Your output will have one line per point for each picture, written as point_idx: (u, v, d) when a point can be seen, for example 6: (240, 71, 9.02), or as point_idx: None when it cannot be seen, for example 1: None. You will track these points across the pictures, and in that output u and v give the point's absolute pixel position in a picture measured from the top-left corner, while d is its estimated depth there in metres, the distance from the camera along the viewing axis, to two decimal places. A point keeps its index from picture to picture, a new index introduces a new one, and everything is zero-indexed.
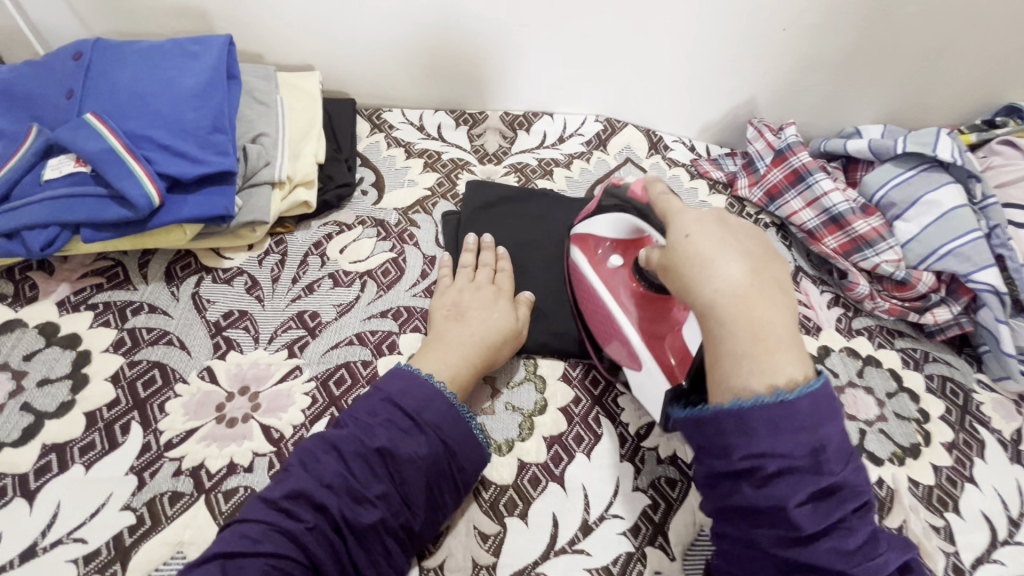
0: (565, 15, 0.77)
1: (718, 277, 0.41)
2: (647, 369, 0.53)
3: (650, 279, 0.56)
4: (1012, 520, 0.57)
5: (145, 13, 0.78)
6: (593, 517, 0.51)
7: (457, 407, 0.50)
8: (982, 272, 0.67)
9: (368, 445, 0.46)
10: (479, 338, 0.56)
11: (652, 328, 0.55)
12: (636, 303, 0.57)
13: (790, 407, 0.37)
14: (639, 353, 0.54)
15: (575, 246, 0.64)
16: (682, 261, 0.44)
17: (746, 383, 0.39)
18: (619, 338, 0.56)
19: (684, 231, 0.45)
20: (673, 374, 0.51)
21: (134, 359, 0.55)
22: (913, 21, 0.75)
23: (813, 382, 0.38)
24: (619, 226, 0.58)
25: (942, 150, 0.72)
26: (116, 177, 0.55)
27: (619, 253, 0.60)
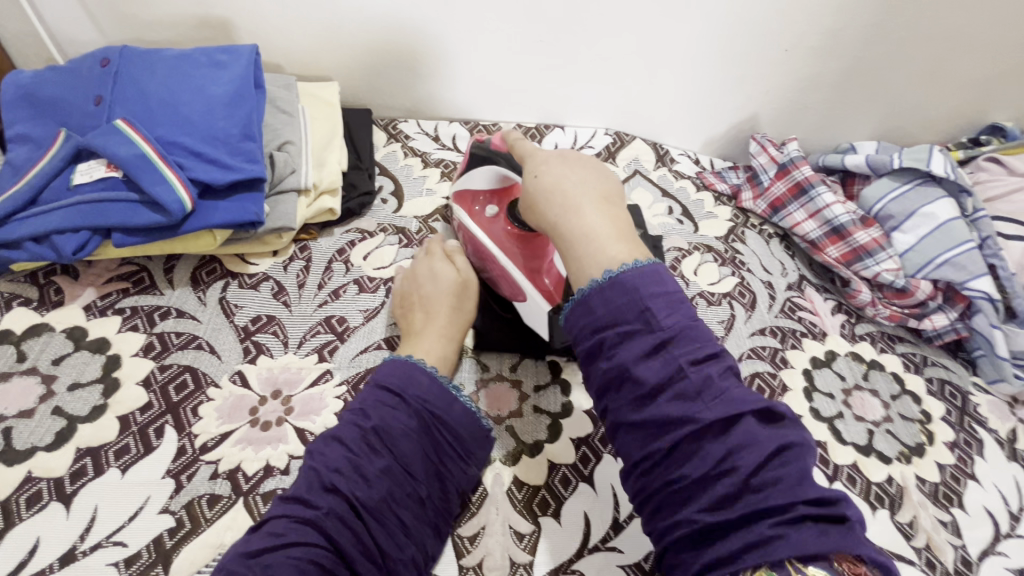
0: (581, 33, 0.80)
1: (564, 201, 0.50)
2: (532, 296, 0.59)
3: (519, 219, 0.61)
4: (1012, 514, 0.60)
5: (165, 21, 0.78)
6: (624, 516, 0.52)
7: (440, 379, 0.53)
8: (977, 280, 0.71)
9: (364, 425, 0.47)
10: (439, 309, 0.59)
11: (533, 263, 0.60)
12: (515, 244, 0.61)
13: (619, 282, 0.44)
14: (522, 285, 0.60)
15: (455, 199, 0.67)
16: (536, 196, 0.52)
17: (588, 275, 0.46)
18: (507, 277, 0.61)
19: (535, 172, 0.53)
20: (551, 297, 0.58)
21: (164, 363, 0.55)
22: (906, 44, 0.80)
23: (641, 263, 0.45)
24: (492, 176, 0.63)
25: (935, 165, 0.76)
26: (149, 183, 0.56)
27: (493, 202, 0.64)
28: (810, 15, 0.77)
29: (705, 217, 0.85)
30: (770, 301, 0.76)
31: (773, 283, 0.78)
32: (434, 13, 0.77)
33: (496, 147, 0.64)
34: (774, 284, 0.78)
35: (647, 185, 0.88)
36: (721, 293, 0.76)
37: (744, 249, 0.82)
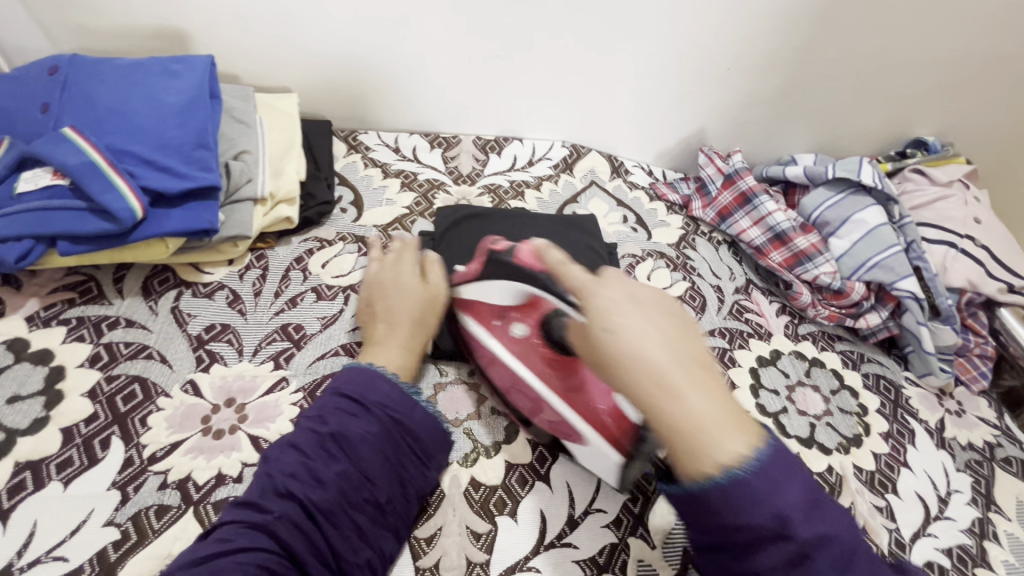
0: (535, 49, 0.83)
1: (656, 375, 0.39)
2: (594, 443, 0.52)
3: (553, 340, 0.55)
4: (941, 497, 0.64)
5: (117, 31, 0.78)
6: (579, 512, 0.54)
7: (401, 386, 0.53)
8: (904, 280, 0.76)
9: (321, 431, 0.48)
10: (400, 319, 0.59)
11: (572, 389, 0.55)
12: (550, 367, 0.56)
13: (764, 471, 0.37)
14: (578, 428, 0.53)
15: (467, 312, 0.61)
16: (618, 358, 0.40)
17: (713, 465, 0.37)
18: (561, 422, 0.54)
19: (606, 323, 0.41)
20: (618, 443, 0.51)
21: (112, 374, 0.54)
22: (836, 64, 0.86)
23: (762, 452, 0.38)
24: (509, 293, 0.58)
25: (865, 175, 0.82)
26: (98, 191, 0.55)
27: (519, 320, 0.58)
28: (748, 37, 0.82)
29: (658, 225, 0.89)
30: (720, 304, 0.79)
31: (722, 287, 0.82)
32: (393, 28, 0.79)
33: (518, 261, 0.58)
34: (723, 288, 0.82)
35: (603, 195, 0.91)
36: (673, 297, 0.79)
37: (694, 255, 0.86)
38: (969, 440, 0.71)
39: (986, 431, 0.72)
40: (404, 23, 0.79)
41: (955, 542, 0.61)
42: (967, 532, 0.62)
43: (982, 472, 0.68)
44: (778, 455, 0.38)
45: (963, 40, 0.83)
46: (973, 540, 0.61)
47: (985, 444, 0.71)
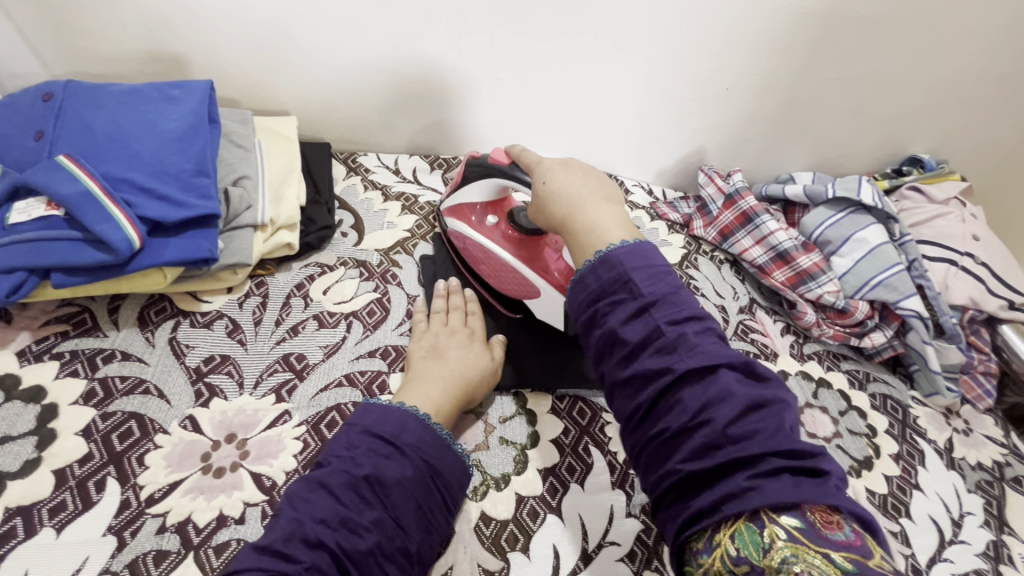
0: (535, 70, 0.83)
1: (587, 217, 0.51)
2: (546, 293, 0.64)
3: (520, 223, 0.67)
4: (955, 520, 0.63)
5: (113, 55, 0.77)
6: (592, 546, 0.53)
7: (434, 427, 0.52)
8: (908, 299, 0.76)
9: (356, 473, 0.46)
10: (460, 372, 0.58)
11: (535, 261, 0.66)
12: (514, 243, 0.67)
13: (632, 250, 0.46)
14: (533, 283, 0.65)
15: (451, 213, 0.71)
16: (550, 198, 0.54)
17: (592, 254, 0.48)
18: (518, 279, 0.66)
19: (542, 178, 0.55)
20: (563, 288, 0.64)
21: (107, 411, 0.52)
22: (832, 85, 0.87)
23: (630, 242, 0.47)
24: (485, 189, 0.67)
25: (865, 194, 0.82)
26: (94, 221, 0.53)
27: (490, 213, 0.69)
28: (745, 59, 0.83)
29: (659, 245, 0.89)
30: (725, 325, 0.79)
31: (726, 306, 0.81)
32: (394, 50, 0.79)
33: (490, 159, 0.63)
34: (727, 308, 0.81)
35: None
36: None
37: (696, 274, 0.85)
38: (979, 460, 0.70)
39: (995, 451, 0.72)
40: (404, 45, 0.79)
41: (971, 567, 0.60)
42: (983, 556, 0.61)
43: (993, 493, 0.67)
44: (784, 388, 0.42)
45: (958, 60, 0.84)
46: (989, 564, 0.61)
47: (995, 464, 0.70)
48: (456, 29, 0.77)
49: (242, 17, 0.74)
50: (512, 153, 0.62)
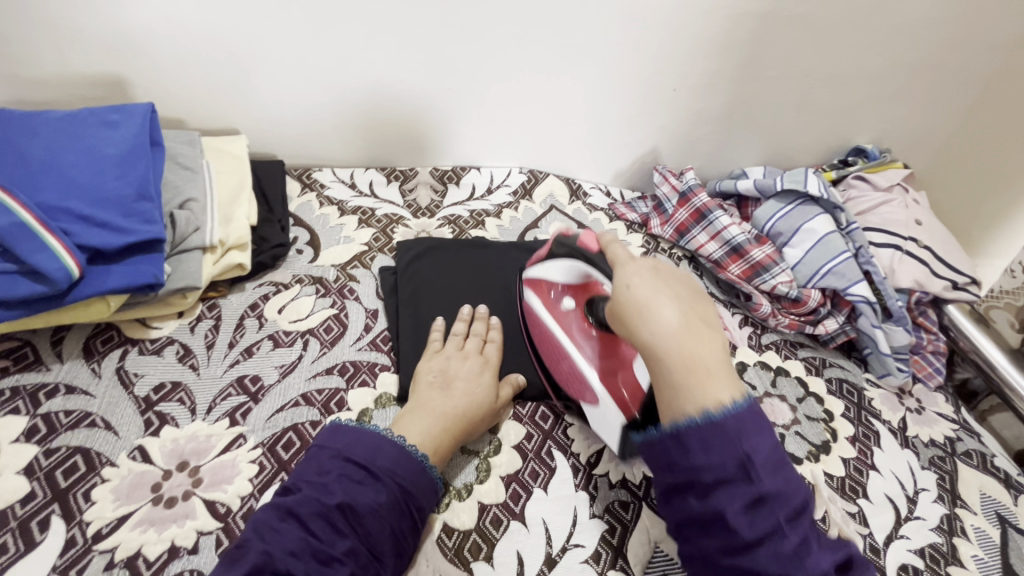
0: (485, 79, 0.84)
1: (654, 319, 0.46)
2: (604, 403, 0.56)
3: (597, 317, 0.60)
4: (909, 497, 0.65)
5: (52, 81, 0.75)
6: (557, 550, 0.53)
7: (410, 451, 0.51)
8: (856, 286, 0.79)
9: (328, 502, 0.45)
10: (461, 408, 0.56)
11: (609, 369, 0.58)
12: (590, 341, 0.60)
13: (718, 426, 0.43)
14: (594, 389, 0.58)
15: (530, 285, 0.67)
16: (630, 307, 0.48)
17: (681, 409, 0.45)
18: (578, 376, 0.59)
19: (625, 281, 0.49)
20: (626, 407, 0.54)
21: (50, 447, 0.51)
22: (774, 81, 0.89)
23: (736, 404, 0.44)
24: (571, 271, 0.62)
25: (811, 186, 0.84)
26: (28, 251, 0.52)
27: (569, 296, 0.63)
28: (689, 60, 0.85)
29: None
30: None
31: None
32: (340, 65, 0.79)
33: (580, 241, 0.62)
34: None
35: (563, 219, 0.92)
36: None
37: None
38: (931, 437, 0.73)
39: (947, 427, 0.74)
40: (350, 60, 0.79)
41: (927, 541, 0.62)
42: (937, 531, 0.63)
43: (945, 468, 0.69)
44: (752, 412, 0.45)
45: (890, 52, 0.87)
46: (943, 538, 0.62)
47: (946, 439, 0.73)
48: (401, 42, 0.77)
49: (182, 37, 0.73)
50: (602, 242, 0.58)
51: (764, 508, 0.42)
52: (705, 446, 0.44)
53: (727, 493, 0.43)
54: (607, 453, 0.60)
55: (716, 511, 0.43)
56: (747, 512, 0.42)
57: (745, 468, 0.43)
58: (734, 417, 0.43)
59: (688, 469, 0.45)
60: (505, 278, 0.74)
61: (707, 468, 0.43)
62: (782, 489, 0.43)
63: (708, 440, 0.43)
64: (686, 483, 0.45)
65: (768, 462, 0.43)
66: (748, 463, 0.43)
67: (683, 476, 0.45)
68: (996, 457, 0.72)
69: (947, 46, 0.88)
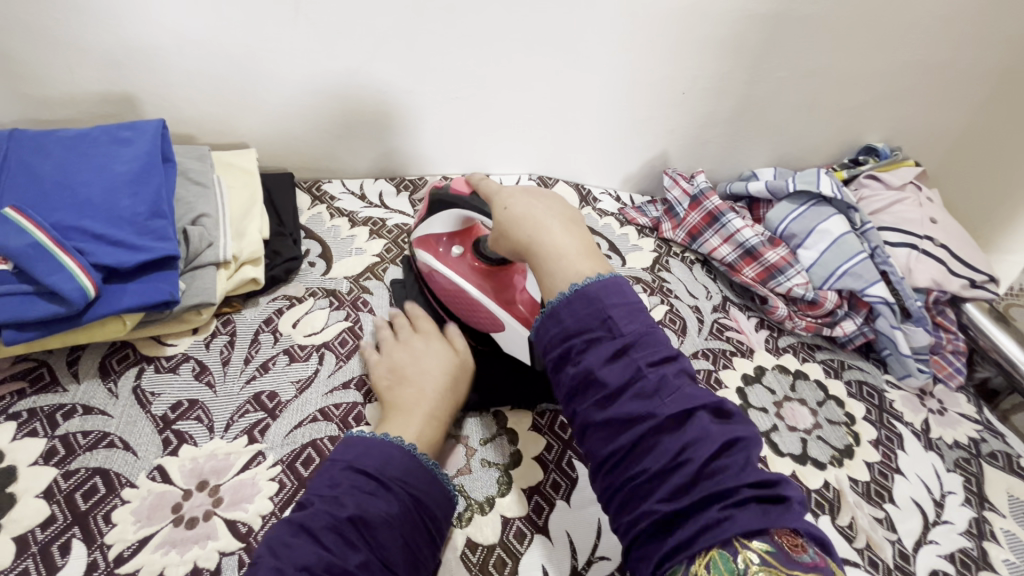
0: (494, 87, 0.84)
1: (535, 226, 0.52)
2: (511, 325, 0.61)
3: (484, 255, 0.63)
4: (937, 501, 0.64)
5: (62, 99, 0.75)
6: (582, 563, 0.52)
7: (416, 454, 0.50)
8: (873, 287, 0.78)
9: (339, 515, 0.43)
10: (434, 381, 0.58)
11: (506, 296, 0.62)
12: (482, 276, 0.63)
13: (585, 293, 0.46)
14: (498, 315, 0.62)
15: (418, 245, 0.67)
16: (508, 223, 0.53)
17: (555, 288, 0.49)
18: (484, 311, 0.62)
19: (504, 204, 0.54)
20: (528, 322, 0.60)
21: (69, 469, 0.50)
22: (784, 82, 0.89)
23: (603, 275, 0.48)
24: (450, 220, 0.64)
25: (824, 186, 0.84)
26: (45, 273, 0.51)
27: (457, 244, 0.65)
28: (696, 63, 0.84)
29: (631, 250, 0.89)
30: (699, 325, 0.79)
31: (700, 306, 0.82)
32: (349, 75, 0.79)
33: (454, 190, 0.62)
34: (701, 308, 0.82)
35: None
36: None
37: (669, 276, 0.86)
38: (955, 438, 0.72)
39: (970, 428, 0.73)
40: (359, 71, 0.79)
41: (956, 546, 0.60)
42: (966, 535, 0.62)
43: (971, 470, 0.68)
44: (619, 287, 0.47)
45: (901, 49, 0.87)
46: (973, 542, 0.61)
47: (970, 441, 0.72)
48: (411, 52, 0.77)
49: (192, 52, 0.73)
50: (472, 183, 0.60)
51: (649, 386, 0.42)
52: (581, 316, 0.46)
53: (611, 374, 0.43)
54: None
55: (623, 410, 0.42)
56: (639, 397, 0.42)
57: (626, 352, 0.44)
58: (599, 285, 0.46)
59: (580, 367, 0.44)
60: None
61: (582, 333, 0.45)
62: (660, 363, 0.44)
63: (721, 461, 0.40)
64: (581, 380, 0.44)
65: (628, 314, 0.45)
66: (627, 346, 0.44)
67: (577, 376, 0.45)
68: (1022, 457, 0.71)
69: (958, 42, 0.87)
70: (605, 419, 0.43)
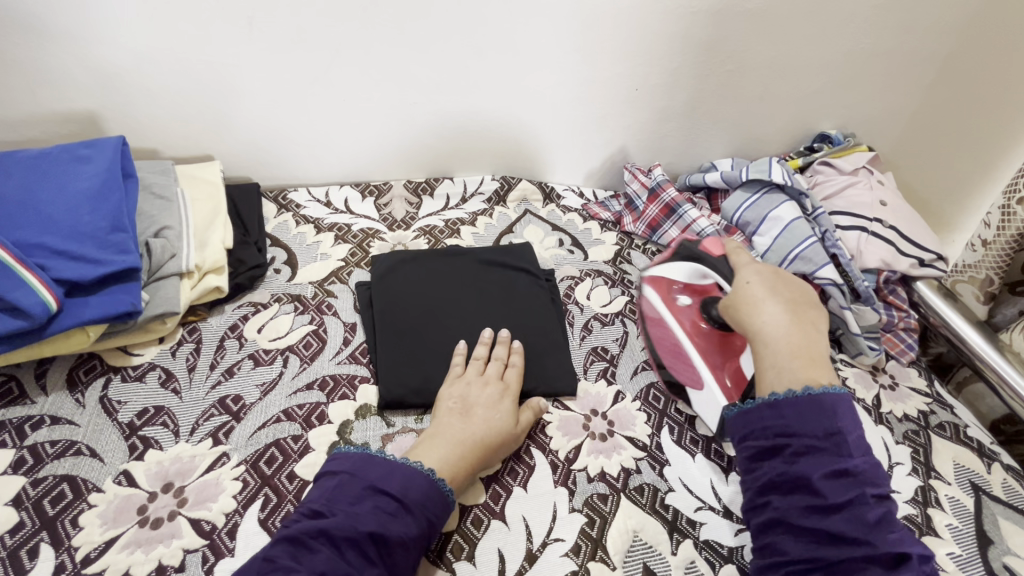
0: (452, 92, 0.86)
1: (771, 313, 0.58)
2: (710, 391, 0.66)
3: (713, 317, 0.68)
4: (884, 471, 0.67)
5: (24, 120, 0.77)
6: (537, 545, 0.54)
7: (439, 484, 0.52)
8: (823, 269, 0.80)
9: (360, 530, 0.46)
10: (484, 427, 0.58)
11: (721, 360, 0.67)
12: (707, 334, 0.69)
13: (817, 398, 0.51)
14: (700, 377, 0.67)
15: (651, 283, 0.76)
16: (744, 305, 0.60)
17: (778, 386, 0.54)
18: (686, 363, 0.68)
19: (745, 281, 0.62)
20: (733, 395, 0.65)
21: (37, 477, 0.52)
22: (734, 75, 0.91)
23: (834, 388, 0.52)
24: (692, 272, 0.72)
25: (776, 175, 0.87)
26: (6, 288, 0.53)
27: (688, 294, 0.72)
28: (647, 60, 0.87)
29: (593, 244, 0.91)
30: None
31: None
32: (307, 86, 0.81)
33: (703, 248, 0.73)
34: None
35: (538, 221, 0.94)
36: (613, 313, 0.79)
37: (631, 268, 0.88)
38: (905, 412, 0.74)
39: (920, 401, 0.76)
40: (318, 82, 0.81)
41: (901, 514, 0.63)
42: (911, 503, 0.64)
43: (920, 441, 0.71)
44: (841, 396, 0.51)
45: (845, 39, 0.90)
46: (918, 509, 0.64)
47: (920, 413, 0.74)
48: (367, 61, 0.79)
49: (150, 70, 0.75)
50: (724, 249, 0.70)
51: (873, 514, 0.45)
52: (807, 419, 0.50)
53: (830, 488, 0.47)
54: (584, 448, 0.62)
55: (835, 527, 0.46)
56: (856, 521, 0.45)
57: (850, 474, 0.47)
58: (834, 395, 0.51)
59: (798, 469, 0.49)
60: (479, 283, 0.75)
61: (807, 438, 0.50)
62: (883, 497, 0.47)
63: (803, 414, 0.51)
64: (796, 483, 0.49)
65: (861, 441, 0.49)
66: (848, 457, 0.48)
67: (789, 475, 0.49)
68: (969, 427, 0.74)
69: (899, 30, 0.90)
70: (820, 528, 0.46)
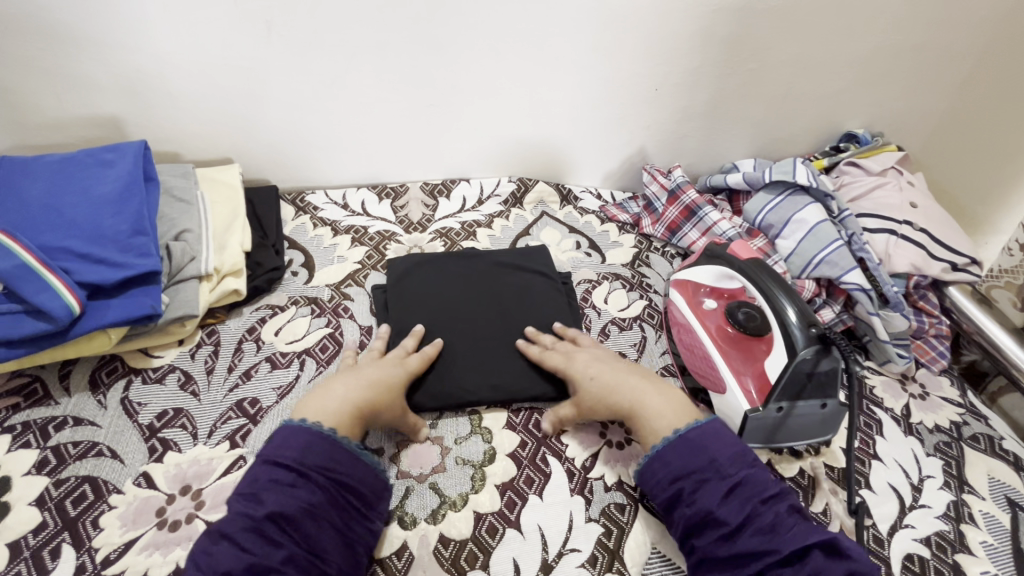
0: (468, 93, 0.85)
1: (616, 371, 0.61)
2: (730, 392, 0.63)
3: (737, 320, 0.67)
4: (914, 485, 0.64)
5: (51, 124, 0.78)
6: (552, 555, 0.53)
7: (338, 440, 0.51)
8: (849, 274, 0.77)
9: (256, 515, 0.45)
10: (372, 381, 0.58)
11: (743, 364, 0.64)
12: (731, 338, 0.67)
13: (686, 438, 0.53)
14: (722, 378, 0.64)
15: (677, 287, 0.76)
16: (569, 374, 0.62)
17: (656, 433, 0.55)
18: (709, 365, 0.66)
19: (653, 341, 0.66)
20: (753, 397, 0.61)
21: (60, 478, 0.53)
22: (757, 73, 0.89)
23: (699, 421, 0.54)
24: (718, 275, 0.72)
25: (800, 176, 0.84)
26: (31, 292, 0.54)
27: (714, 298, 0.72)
28: (667, 59, 0.85)
29: (611, 247, 0.90)
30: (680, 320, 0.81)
31: None
32: (324, 89, 0.81)
33: (729, 250, 0.72)
34: None
35: (555, 224, 0.93)
36: (631, 318, 0.78)
37: (649, 271, 0.87)
38: (936, 423, 0.72)
39: (952, 411, 0.73)
40: (335, 84, 0.81)
41: (933, 530, 0.60)
42: (943, 518, 0.62)
43: (952, 454, 0.68)
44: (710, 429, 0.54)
45: (874, 35, 0.87)
46: (951, 525, 0.61)
47: (952, 425, 0.72)
48: (384, 64, 0.79)
49: (171, 75, 0.76)
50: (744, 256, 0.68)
51: (769, 520, 0.47)
52: (687, 458, 0.52)
53: (731, 512, 0.48)
54: (602, 456, 0.61)
55: (745, 548, 0.46)
56: (761, 532, 0.46)
57: (736, 490, 0.49)
58: (699, 431, 0.53)
59: (698, 507, 0.49)
60: (493, 288, 0.74)
61: (695, 474, 0.51)
62: (773, 500, 0.49)
63: (680, 456, 0.52)
64: (703, 517, 0.49)
65: (735, 457, 0.51)
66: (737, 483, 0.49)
67: (694, 516, 0.49)
68: (1005, 440, 0.71)
69: (931, 26, 0.87)
70: (733, 554, 0.46)
